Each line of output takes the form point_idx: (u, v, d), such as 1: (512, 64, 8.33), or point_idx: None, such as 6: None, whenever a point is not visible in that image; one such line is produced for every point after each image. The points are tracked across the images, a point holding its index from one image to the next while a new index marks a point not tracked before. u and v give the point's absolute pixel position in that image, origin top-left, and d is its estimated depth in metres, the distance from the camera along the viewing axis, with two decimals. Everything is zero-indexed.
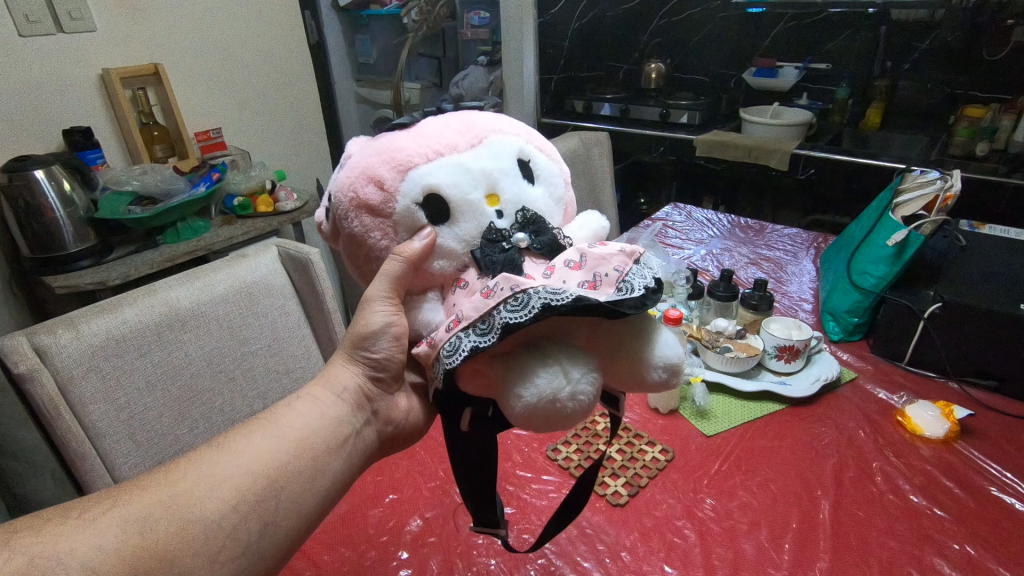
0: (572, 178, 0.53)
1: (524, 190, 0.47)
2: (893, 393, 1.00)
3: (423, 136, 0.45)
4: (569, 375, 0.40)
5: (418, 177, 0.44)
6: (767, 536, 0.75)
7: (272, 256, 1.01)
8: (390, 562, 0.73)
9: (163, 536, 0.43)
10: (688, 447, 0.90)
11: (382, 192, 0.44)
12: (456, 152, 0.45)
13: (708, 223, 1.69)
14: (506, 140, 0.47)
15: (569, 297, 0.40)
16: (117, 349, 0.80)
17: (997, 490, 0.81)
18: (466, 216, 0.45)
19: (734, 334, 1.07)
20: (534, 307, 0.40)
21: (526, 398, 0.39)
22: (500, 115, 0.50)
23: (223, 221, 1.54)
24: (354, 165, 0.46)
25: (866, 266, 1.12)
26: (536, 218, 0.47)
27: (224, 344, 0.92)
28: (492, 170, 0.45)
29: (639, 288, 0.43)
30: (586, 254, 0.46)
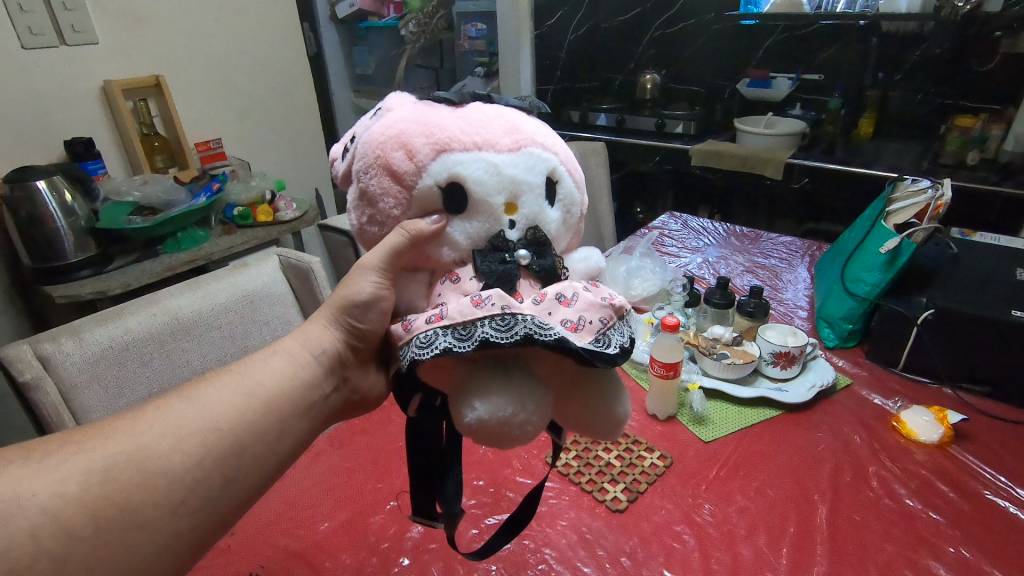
0: (589, 209, 0.53)
1: (545, 209, 0.48)
2: (888, 398, 1.01)
3: (469, 122, 0.45)
4: (523, 406, 0.41)
5: (449, 163, 0.44)
6: (765, 540, 0.76)
7: (273, 265, 1.02)
8: (391, 568, 0.74)
9: (126, 486, 0.42)
10: (687, 453, 0.91)
11: (410, 162, 0.44)
12: (494, 151, 0.44)
13: (704, 231, 1.70)
14: (543, 155, 0.47)
15: (553, 335, 0.42)
16: (108, 337, 0.80)
17: (991, 494, 0.82)
18: (480, 216, 0.46)
19: (731, 341, 1.09)
20: (517, 335, 0.41)
21: (477, 412, 0.40)
22: (547, 126, 0.50)
23: (223, 230, 1.55)
24: (394, 123, 0.45)
25: (860, 273, 1.14)
26: (544, 240, 0.48)
27: (214, 334, 0.91)
28: (522, 182, 0.45)
29: (615, 347, 0.45)
30: (579, 293, 0.47)
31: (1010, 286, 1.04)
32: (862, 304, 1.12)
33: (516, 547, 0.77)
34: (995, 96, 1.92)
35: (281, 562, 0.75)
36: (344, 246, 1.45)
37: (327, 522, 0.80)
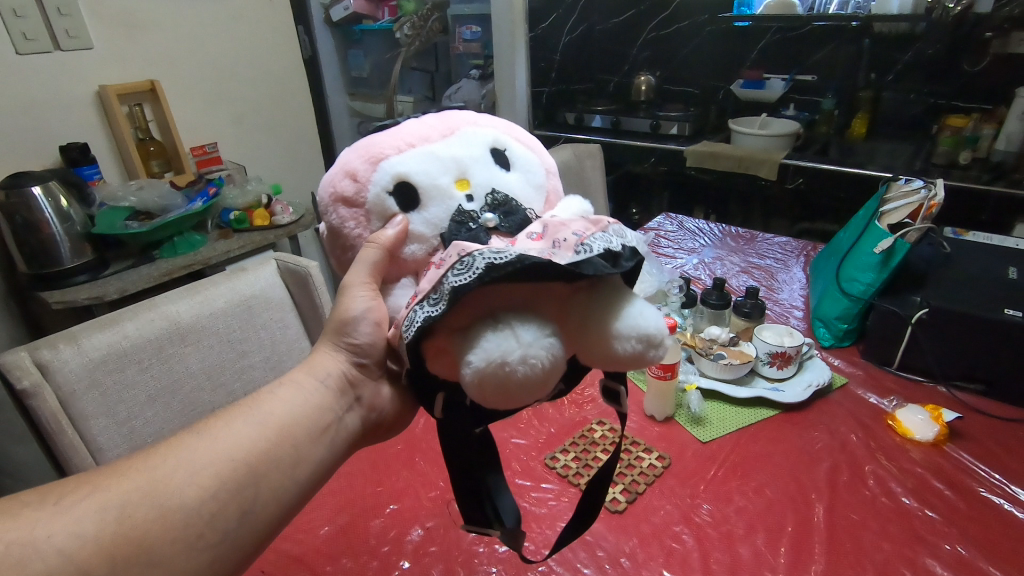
0: (552, 169, 0.54)
1: (497, 175, 0.49)
2: (883, 397, 1.02)
3: (400, 132, 0.49)
4: (521, 338, 0.39)
5: (388, 166, 0.47)
6: (764, 540, 0.77)
7: (272, 269, 1.01)
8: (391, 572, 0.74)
9: (142, 524, 0.42)
10: (684, 453, 0.91)
11: (356, 183, 0.48)
12: (428, 143, 0.48)
13: (699, 232, 1.71)
14: (475, 132, 0.50)
15: (511, 256, 0.41)
16: (113, 356, 0.80)
17: (986, 492, 0.83)
18: (434, 201, 0.47)
19: (727, 341, 1.10)
20: (478, 268, 0.40)
21: (476, 364, 0.39)
22: (478, 115, 0.53)
23: (220, 235, 1.54)
24: (336, 164, 0.50)
25: (854, 273, 1.15)
26: (506, 200, 0.48)
27: (216, 350, 0.91)
28: (461, 156, 0.48)
29: (598, 251, 0.44)
30: (546, 225, 0.46)
31: (1003, 285, 1.06)
32: (856, 304, 1.12)
33: (516, 549, 0.77)
34: (987, 96, 1.93)
35: (283, 567, 0.75)
36: None
37: (327, 526, 0.80)
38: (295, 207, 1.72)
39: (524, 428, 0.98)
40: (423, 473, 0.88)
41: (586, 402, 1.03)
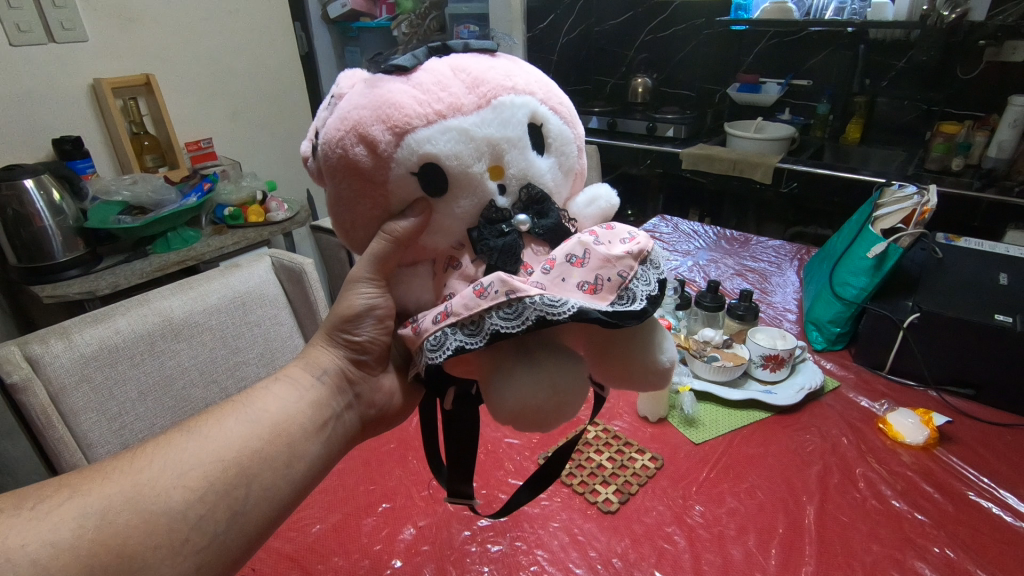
0: (584, 143, 0.50)
1: (532, 159, 0.45)
2: (875, 400, 1.03)
3: (426, 92, 0.42)
4: (560, 389, 0.41)
5: (415, 144, 0.41)
6: (755, 542, 0.77)
7: (266, 266, 1.01)
8: (384, 570, 0.74)
9: (124, 530, 0.42)
10: (677, 455, 0.92)
11: (375, 152, 0.42)
12: (460, 115, 0.42)
13: (694, 234, 1.72)
14: (516, 102, 0.43)
15: (567, 311, 0.41)
16: (103, 351, 0.79)
17: (975, 495, 0.83)
18: (466, 191, 0.44)
19: (721, 343, 1.10)
20: (529, 320, 0.40)
21: (511, 405, 0.40)
22: (515, 65, 0.45)
23: (213, 231, 1.53)
24: (346, 114, 0.43)
25: (848, 277, 1.15)
26: (541, 196, 0.46)
27: (209, 346, 0.91)
28: (500, 140, 0.42)
29: (641, 299, 0.44)
30: (591, 250, 0.45)
31: (994, 290, 1.06)
32: (849, 308, 1.13)
33: (509, 548, 0.77)
34: (979, 103, 1.95)
35: (274, 566, 0.74)
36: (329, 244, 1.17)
37: (319, 525, 0.80)
38: (290, 203, 1.71)
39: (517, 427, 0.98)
40: (418, 473, 0.88)
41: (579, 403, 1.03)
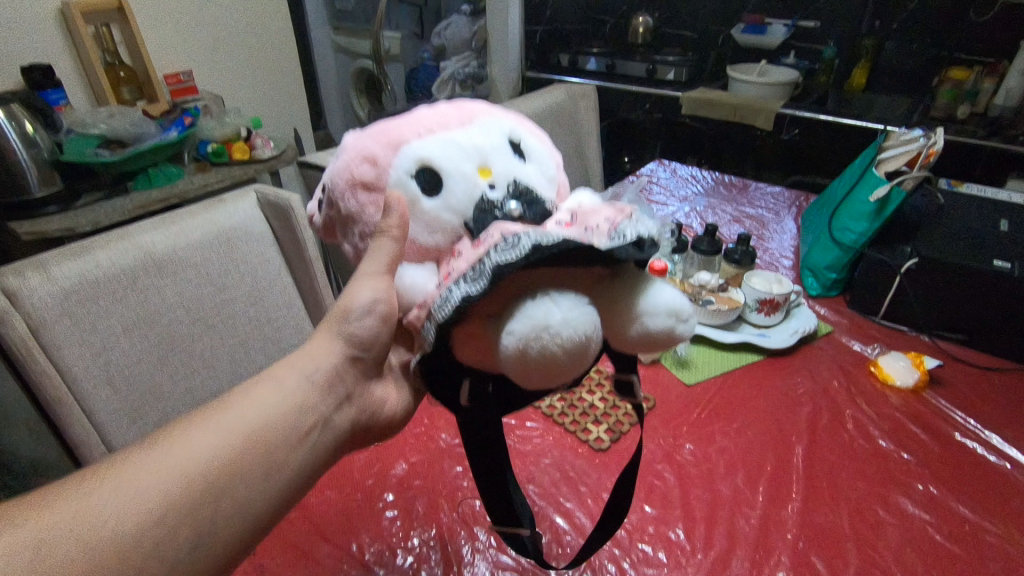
0: (564, 167, 0.50)
1: (521, 168, 0.45)
2: (867, 344, 1.03)
3: (417, 119, 0.45)
4: (580, 311, 0.35)
5: (408, 152, 0.42)
6: (743, 478, 0.78)
7: (251, 202, 0.97)
8: (377, 503, 0.74)
9: (58, 567, 0.36)
10: (669, 395, 0.92)
11: (374, 169, 0.43)
12: (447, 129, 0.44)
13: (692, 179, 1.69)
14: (496, 121, 0.46)
15: (558, 237, 0.37)
16: (86, 288, 0.77)
17: (960, 435, 0.85)
18: (457, 184, 0.42)
19: (716, 288, 1.07)
20: (524, 246, 0.37)
21: (516, 334, 0.35)
22: (495, 108, 0.49)
23: (197, 168, 1.48)
24: (349, 151, 0.46)
25: (847, 222, 1.13)
26: (531, 192, 0.44)
27: (197, 286, 0.89)
28: (484, 145, 0.43)
29: (634, 236, 0.40)
30: (576, 215, 0.43)
31: (993, 236, 1.05)
32: (848, 253, 1.12)
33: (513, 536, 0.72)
34: (990, 49, 1.89)
35: None
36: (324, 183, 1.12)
37: None
38: (276, 142, 1.65)
39: None
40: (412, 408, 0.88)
41: None
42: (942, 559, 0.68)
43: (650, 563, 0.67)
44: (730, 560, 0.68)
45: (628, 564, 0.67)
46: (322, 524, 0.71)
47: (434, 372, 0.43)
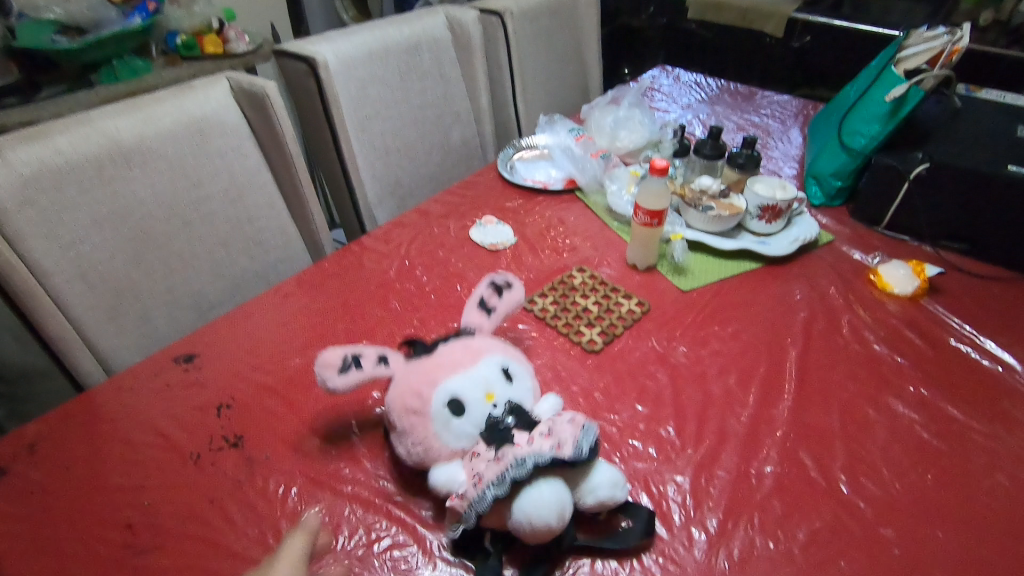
0: (537, 375, 0.67)
1: (514, 390, 0.61)
2: (867, 253, 1.01)
3: (442, 363, 0.61)
4: (561, 498, 0.52)
5: (442, 390, 0.59)
6: (735, 380, 0.78)
7: (224, 90, 0.91)
8: (366, 399, 0.73)
9: None
10: (664, 301, 0.90)
11: (418, 403, 0.59)
12: (465, 367, 0.60)
13: (696, 86, 1.60)
14: (495, 354, 0.63)
15: (548, 454, 0.53)
16: (49, 175, 0.73)
17: (955, 341, 0.84)
18: (477, 408, 0.58)
19: (718, 193, 1.03)
20: (528, 464, 0.52)
21: (527, 519, 0.51)
22: (492, 338, 0.66)
23: (166, 62, 1.38)
24: (396, 391, 0.61)
25: (858, 125, 1.07)
26: (522, 407, 0.60)
27: (171, 180, 0.84)
28: (489, 376, 0.60)
29: (590, 445, 0.55)
30: (552, 423, 0.56)
31: (1009, 141, 1.00)
32: (855, 159, 1.08)
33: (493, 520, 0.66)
34: None
35: (253, 394, 0.73)
36: (303, 74, 1.04)
37: (299, 359, 0.78)
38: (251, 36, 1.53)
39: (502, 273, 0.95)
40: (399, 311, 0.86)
41: (565, 251, 1.00)
42: (928, 454, 0.68)
43: (640, 457, 0.67)
44: (720, 455, 0.68)
45: (618, 458, 0.67)
46: (310, 419, 0.70)
47: (461, 540, 0.57)
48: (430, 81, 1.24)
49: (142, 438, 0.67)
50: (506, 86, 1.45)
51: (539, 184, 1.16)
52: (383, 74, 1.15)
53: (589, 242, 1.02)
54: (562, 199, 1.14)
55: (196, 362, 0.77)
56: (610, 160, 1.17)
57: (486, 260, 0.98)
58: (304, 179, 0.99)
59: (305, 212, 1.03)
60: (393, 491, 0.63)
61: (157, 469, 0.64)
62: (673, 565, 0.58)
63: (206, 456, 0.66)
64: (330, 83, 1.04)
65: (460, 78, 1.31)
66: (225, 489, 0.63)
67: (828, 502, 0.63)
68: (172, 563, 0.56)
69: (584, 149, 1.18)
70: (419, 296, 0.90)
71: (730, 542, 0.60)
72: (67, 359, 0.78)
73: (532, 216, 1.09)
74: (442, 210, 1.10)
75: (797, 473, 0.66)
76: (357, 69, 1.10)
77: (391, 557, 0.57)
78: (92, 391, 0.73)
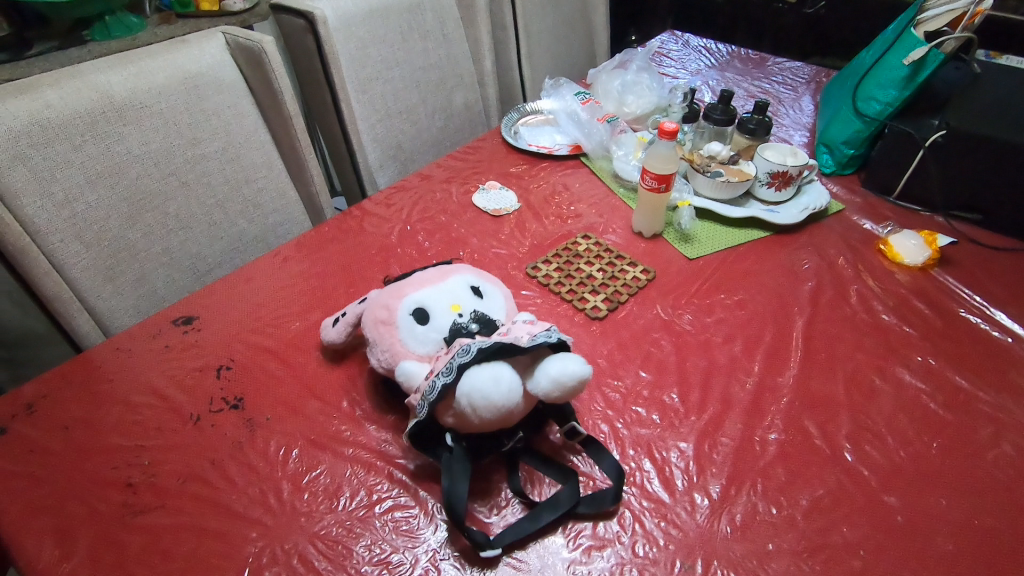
0: (513, 300, 0.69)
1: (482, 304, 0.64)
2: (878, 223, 0.99)
3: (414, 281, 0.65)
4: (500, 373, 0.53)
5: (409, 299, 0.62)
6: (741, 348, 0.77)
7: (218, 44, 0.89)
8: (367, 363, 0.72)
9: None
10: (669, 268, 0.89)
11: (387, 313, 0.62)
12: (433, 283, 0.64)
13: (705, 51, 1.56)
14: (467, 275, 0.66)
15: (494, 341, 0.56)
16: (39, 130, 0.70)
17: (965, 312, 0.83)
18: (440, 315, 0.61)
19: (727, 159, 1.01)
20: (472, 348, 0.55)
21: (463, 392, 0.52)
22: (469, 266, 0.70)
23: (161, 20, 1.33)
24: (371, 307, 0.65)
25: (873, 91, 1.04)
26: (487, 319, 0.62)
27: (166, 138, 0.82)
28: (456, 291, 0.63)
29: (542, 338, 0.57)
30: (512, 329, 0.59)
31: None
32: (869, 126, 1.05)
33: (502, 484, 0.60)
34: None
35: (253, 356, 0.72)
36: (301, 30, 1.00)
37: (299, 322, 0.77)
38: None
39: (505, 239, 0.93)
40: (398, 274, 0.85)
41: (570, 217, 0.98)
42: (934, 423, 0.68)
43: (643, 424, 0.67)
44: (724, 422, 0.67)
45: (621, 424, 0.67)
46: (311, 381, 0.70)
47: (421, 438, 0.57)
48: (432, 40, 1.21)
49: (141, 399, 0.67)
50: (510, 48, 1.40)
51: (543, 149, 1.13)
52: (383, 32, 1.11)
53: (594, 208, 1.00)
54: (567, 165, 1.11)
55: (195, 324, 0.76)
56: (617, 124, 1.13)
57: (489, 225, 0.96)
58: (303, 140, 0.97)
59: (304, 174, 1.01)
60: (394, 453, 0.62)
61: (157, 429, 0.64)
62: (675, 530, 0.57)
63: (206, 417, 0.65)
64: (329, 39, 1.00)
65: (463, 38, 1.27)
66: (225, 450, 0.62)
67: (831, 470, 0.63)
68: (173, 521, 0.56)
69: (590, 114, 1.14)
70: (420, 261, 0.89)
71: (733, 507, 0.59)
72: (64, 320, 0.77)
73: (536, 181, 1.07)
74: (445, 175, 1.08)
75: (801, 441, 0.66)
76: (356, 26, 1.07)
77: (391, 519, 0.57)
78: (91, 352, 0.72)
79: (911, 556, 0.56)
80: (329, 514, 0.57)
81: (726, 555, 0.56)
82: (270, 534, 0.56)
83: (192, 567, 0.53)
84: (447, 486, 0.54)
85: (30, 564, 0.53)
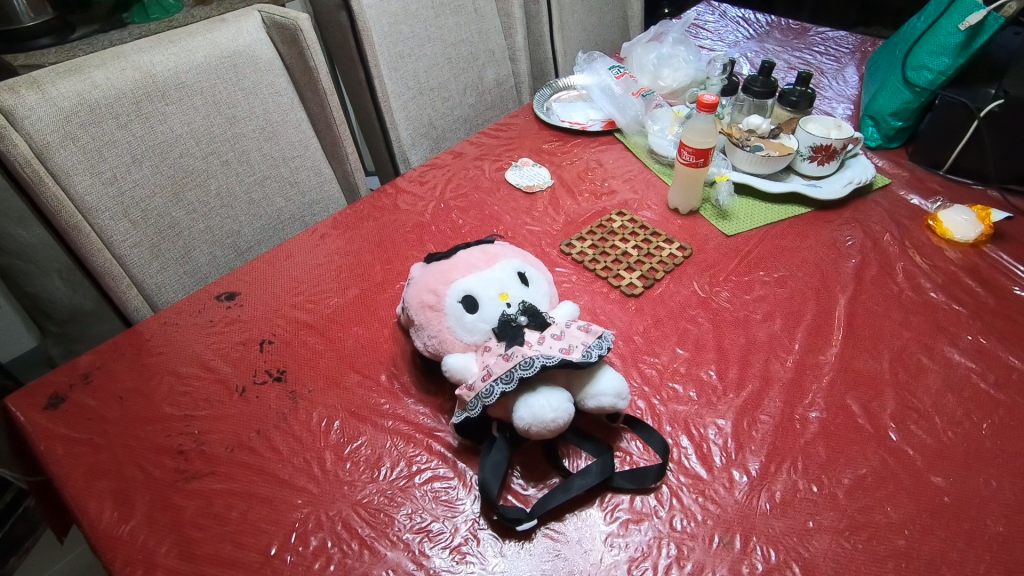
0: (554, 283, 0.69)
1: (528, 293, 0.64)
2: (927, 198, 0.95)
3: (461, 263, 0.64)
4: (559, 401, 0.55)
5: (458, 286, 0.62)
6: (780, 325, 0.75)
7: (256, 23, 0.89)
8: (404, 338, 0.73)
9: None
10: (707, 245, 0.87)
11: (436, 298, 0.63)
12: (479, 269, 0.64)
13: (744, 22, 1.51)
14: (511, 260, 0.66)
15: (557, 357, 0.56)
16: (88, 110, 0.72)
17: (1020, 290, 0.79)
18: (489, 306, 0.61)
19: (768, 133, 0.98)
20: (536, 364, 0.55)
21: (524, 417, 0.54)
22: (511, 246, 0.69)
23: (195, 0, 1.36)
24: (416, 288, 0.65)
25: (925, 60, 1.00)
26: (534, 308, 0.62)
27: (207, 118, 0.84)
28: (503, 278, 0.63)
29: (596, 352, 0.58)
30: (564, 330, 0.60)
31: None
32: (919, 97, 1.01)
33: (535, 459, 0.61)
34: None
35: (294, 331, 0.74)
36: (334, 7, 1.00)
37: (337, 298, 0.78)
38: None
39: (539, 216, 0.93)
40: (433, 250, 0.85)
41: (604, 194, 0.97)
42: (984, 403, 0.66)
43: (680, 400, 0.66)
44: (764, 399, 0.66)
45: (658, 400, 0.67)
46: (351, 356, 0.71)
47: (468, 428, 0.59)
48: (464, 15, 1.20)
49: (189, 370, 0.69)
50: (542, 22, 1.38)
51: (577, 126, 1.12)
52: (415, 8, 1.11)
53: (629, 184, 0.99)
54: (600, 140, 1.10)
55: (237, 300, 0.78)
56: (653, 99, 1.11)
57: (522, 202, 0.96)
58: (338, 116, 0.97)
59: (339, 153, 1.02)
60: (432, 426, 0.63)
61: (205, 400, 0.66)
62: (713, 505, 0.57)
63: (251, 389, 0.67)
64: (363, 15, 1.01)
65: (495, 12, 1.26)
66: (270, 421, 0.64)
67: (875, 449, 0.61)
68: (222, 487, 0.58)
69: (625, 88, 1.12)
70: (454, 238, 0.89)
71: (773, 484, 0.59)
72: (116, 294, 0.79)
73: (569, 158, 1.06)
74: (477, 151, 1.07)
75: (844, 420, 0.64)
76: (390, 3, 1.07)
77: (431, 489, 0.58)
78: (140, 326, 0.74)
79: (959, 537, 0.54)
80: (371, 483, 0.59)
81: (765, 532, 0.55)
82: (315, 502, 0.57)
83: (242, 531, 0.55)
84: (479, 471, 0.57)
85: (93, 523, 0.56)
